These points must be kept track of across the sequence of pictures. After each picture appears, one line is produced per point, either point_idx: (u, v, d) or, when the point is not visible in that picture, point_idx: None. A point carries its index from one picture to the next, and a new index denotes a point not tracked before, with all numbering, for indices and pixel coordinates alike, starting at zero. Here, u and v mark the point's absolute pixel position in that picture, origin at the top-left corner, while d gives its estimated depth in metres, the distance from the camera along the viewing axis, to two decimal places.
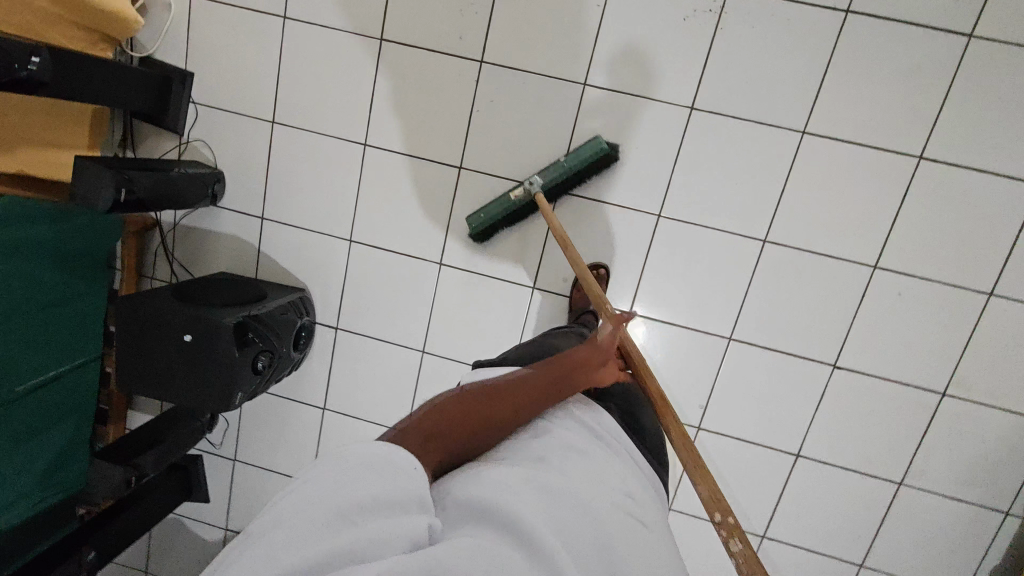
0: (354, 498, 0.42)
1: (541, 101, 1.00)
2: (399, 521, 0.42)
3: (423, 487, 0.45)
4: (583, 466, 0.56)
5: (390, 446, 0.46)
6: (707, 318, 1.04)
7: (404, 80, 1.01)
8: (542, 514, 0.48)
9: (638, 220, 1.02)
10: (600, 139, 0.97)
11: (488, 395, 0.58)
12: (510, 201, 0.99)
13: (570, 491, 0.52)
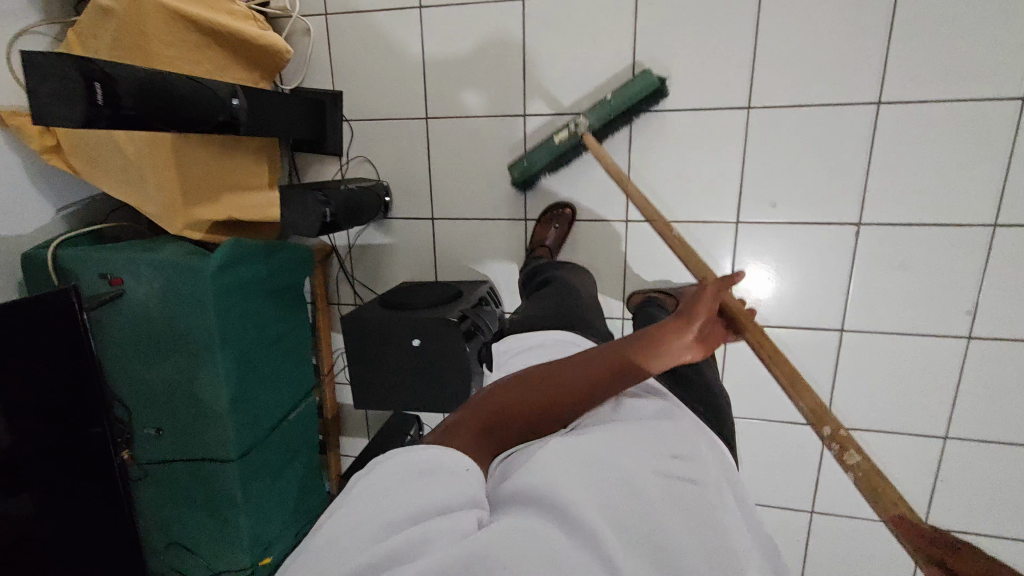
0: (405, 502, 0.42)
1: (713, 11, 0.88)
2: (452, 521, 0.41)
3: (473, 487, 0.45)
4: (632, 429, 0.53)
5: (433, 449, 0.46)
6: (959, 209, 0.88)
7: (551, 37, 0.95)
8: (585, 485, 0.45)
9: (854, 116, 0.88)
10: (649, 74, 0.89)
11: (540, 380, 0.56)
12: (555, 143, 0.94)
13: (615, 460, 0.48)
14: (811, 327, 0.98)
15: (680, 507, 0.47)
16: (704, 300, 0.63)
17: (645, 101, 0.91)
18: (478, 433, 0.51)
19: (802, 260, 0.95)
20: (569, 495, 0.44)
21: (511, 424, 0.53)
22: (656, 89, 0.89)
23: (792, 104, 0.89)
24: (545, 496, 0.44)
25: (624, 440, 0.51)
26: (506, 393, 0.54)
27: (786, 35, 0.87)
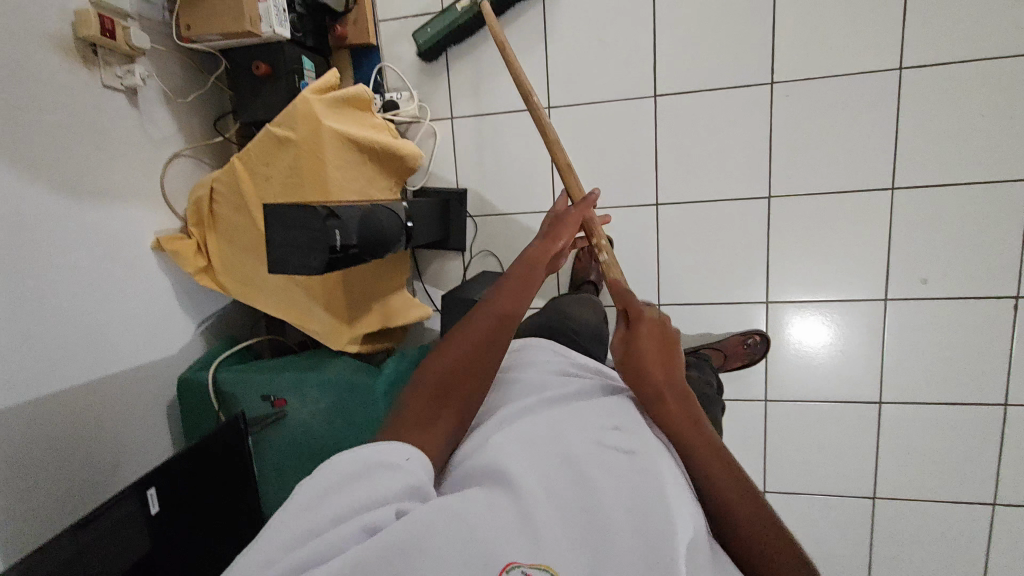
0: (332, 503, 0.41)
1: (852, 101, 0.90)
2: (373, 514, 0.40)
3: (410, 477, 0.44)
4: (575, 411, 0.54)
5: (375, 445, 0.45)
6: None
7: (684, 127, 0.96)
8: (520, 459, 0.47)
9: (1005, 192, 0.88)
10: None
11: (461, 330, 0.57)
12: (459, 12, 0.95)
13: (556, 436, 0.50)
14: (973, 401, 0.95)
15: (617, 473, 0.47)
16: (569, 218, 0.74)
17: None
18: (436, 400, 0.52)
19: (959, 333, 0.93)
20: (509, 467, 0.46)
21: (462, 390, 0.53)
22: None
23: (939, 182, 0.90)
24: (486, 471, 0.46)
25: (563, 420, 0.53)
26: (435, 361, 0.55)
27: (927, 119, 0.88)
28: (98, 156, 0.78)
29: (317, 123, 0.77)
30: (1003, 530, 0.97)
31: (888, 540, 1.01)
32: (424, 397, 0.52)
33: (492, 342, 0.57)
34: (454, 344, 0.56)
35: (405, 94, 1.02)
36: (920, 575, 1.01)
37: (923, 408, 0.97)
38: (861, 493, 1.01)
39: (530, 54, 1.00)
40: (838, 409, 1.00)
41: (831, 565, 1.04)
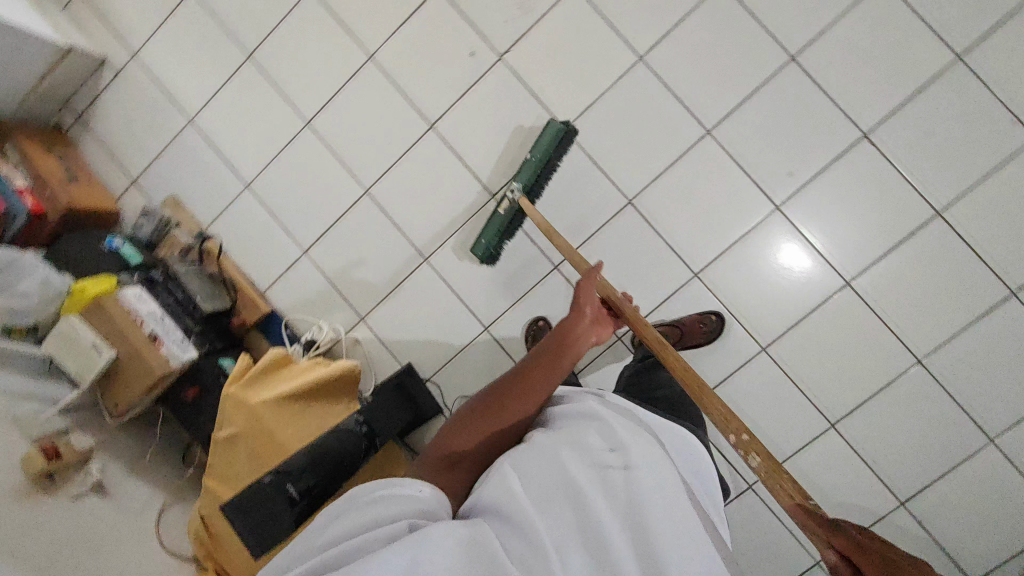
0: (360, 521, 0.54)
1: (629, 99, 1.04)
2: (390, 529, 0.53)
3: (422, 504, 0.56)
4: (578, 440, 0.62)
5: (397, 481, 0.57)
6: (923, 64, 0.96)
7: (531, 201, 1.08)
8: (531, 496, 0.56)
9: (785, 76, 1.00)
10: (554, 123, 1.00)
11: (496, 396, 0.68)
12: (500, 216, 1.03)
13: (560, 466, 0.58)
14: (912, 229, 0.98)
15: (610, 489, 0.57)
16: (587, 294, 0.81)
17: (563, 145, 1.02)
18: (451, 462, 0.63)
19: (852, 190, 1.00)
20: (521, 504, 0.55)
21: (479, 436, 0.65)
22: (563, 134, 1.00)
23: (736, 104, 1.01)
24: (501, 504, 0.56)
25: (567, 449, 0.60)
26: (468, 421, 0.66)
27: (689, 72, 1.02)
28: (99, 554, 0.85)
29: (247, 408, 0.87)
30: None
31: (955, 390, 0.99)
32: (441, 460, 0.63)
33: (513, 405, 0.67)
34: (482, 412, 0.66)
35: (316, 326, 1.15)
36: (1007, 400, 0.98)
37: (882, 263, 1.00)
38: (896, 366, 1.00)
39: (389, 234, 1.13)
40: (822, 312, 1.02)
41: (931, 447, 1.00)
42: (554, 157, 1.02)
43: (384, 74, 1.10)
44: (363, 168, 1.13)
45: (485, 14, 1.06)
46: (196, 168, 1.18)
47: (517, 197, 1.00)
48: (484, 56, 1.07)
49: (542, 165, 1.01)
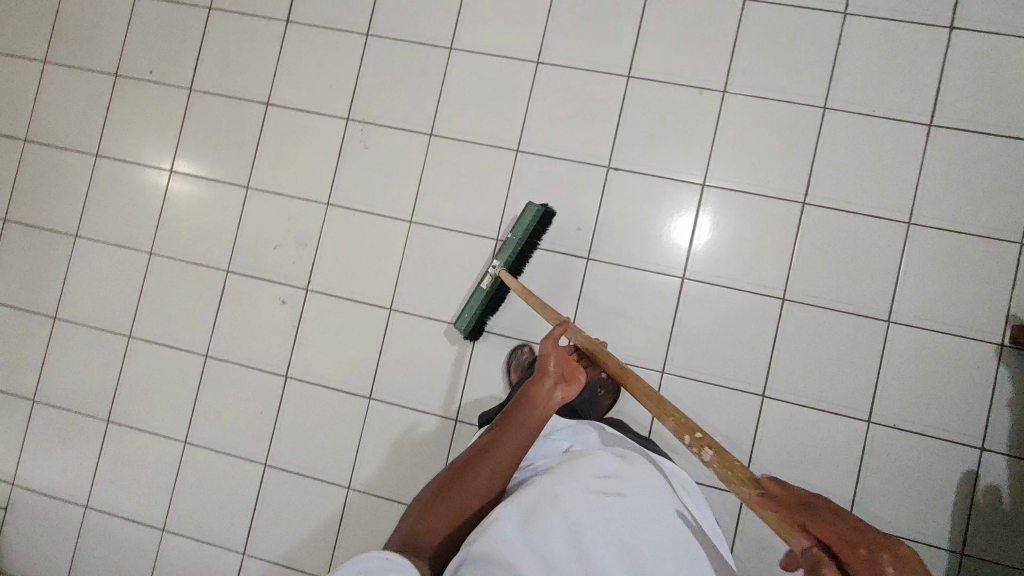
0: None
1: (424, 255, 1.15)
2: None
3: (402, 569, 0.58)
4: (576, 471, 0.72)
5: (376, 555, 0.59)
6: (612, 95, 1.11)
7: (403, 382, 1.14)
8: (540, 527, 0.65)
9: (524, 165, 1.13)
10: (531, 206, 1.06)
11: (469, 470, 0.73)
12: (482, 291, 1.07)
13: (564, 498, 0.68)
14: (695, 209, 1.08)
15: (606, 511, 0.68)
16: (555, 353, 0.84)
17: (540, 226, 1.08)
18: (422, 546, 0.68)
19: (634, 209, 1.10)
20: (528, 537, 0.65)
21: (446, 510, 0.71)
22: (540, 215, 1.06)
23: (503, 207, 1.13)
24: (510, 538, 0.64)
25: (570, 481, 0.71)
26: (439, 497, 0.71)
27: (454, 208, 1.14)
28: None
29: None
30: (835, 207, 1.05)
31: (828, 305, 1.04)
32: (411, 544, 0.68)
33: (482, 475, 0.73)
34: (453, 490, 0.72)
35: None
36: (871, 286, 1.03)
37: (694, 246, 1.08)
38: (769, 316, 1.05)
39: (307, 486, 1.15)
40: (684, 312, 1.08)
41: (847, 363, 1.03)
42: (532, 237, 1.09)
43: (225, 360, 1.18)
44: (252, 446, 1.17)
45: (275, 266, 1.18)
46: (117, 538, 1.19)
47: (499, 270, 1.05)
48: (294, 296, 1.17)
49: (520, 248, 1.07)
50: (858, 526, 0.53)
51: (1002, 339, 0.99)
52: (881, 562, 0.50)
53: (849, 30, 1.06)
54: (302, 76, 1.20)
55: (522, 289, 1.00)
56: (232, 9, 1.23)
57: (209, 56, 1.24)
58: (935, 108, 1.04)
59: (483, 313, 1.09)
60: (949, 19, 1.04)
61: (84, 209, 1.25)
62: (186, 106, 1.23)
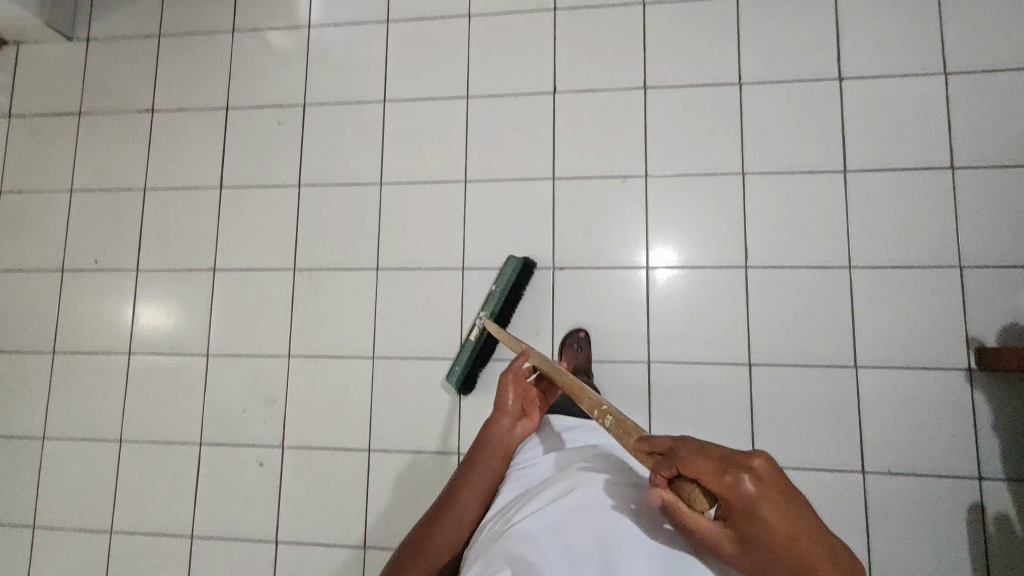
0: None
1: (392, 389, 1.15)
2: None
3: None
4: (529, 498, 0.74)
5: None
6: (541, 201, 1.15)
7: (393, 522, 1.11)
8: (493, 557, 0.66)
9: (471, 283, 1.16)
10: (514, 257, 1.10)
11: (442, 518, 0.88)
12: (472, 343, 1.08)
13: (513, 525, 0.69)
14: (646, 291, 1.11)
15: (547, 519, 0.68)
16: (508, 382, 0.94)
17: (524, 274, 1.11)
18: None
19: (586, 304, 1.11)
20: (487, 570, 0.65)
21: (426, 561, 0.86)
22: (522, 265, 1.10)
23: (461, 326, 1.15)
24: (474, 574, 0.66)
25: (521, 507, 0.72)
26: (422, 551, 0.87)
27: (413, 338, 1.16)
28: None
29: None
30: (776, 266, 1.07)
31: (794, 362, 1.05)
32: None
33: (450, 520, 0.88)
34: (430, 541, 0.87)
35: None
36: (831, 335, 1.04)
37: (651, 329, 1.09)
38: (741, 385, 1.06)
39: None
40: (656, 396, 1.07)
41: (827, 416, 1.03)
42: (516, 288, 1.11)
43: (211, 536, 1.16)
44: None
45: (247, 429, 1.18)
46: None
47: (483, 320, 1.07)
48: (270, 456, 1.16)
49: (506, 297, 1.09)
50: (722, 454, 0.55)
51: (969, 364, 1.00)
52: (741, 481, 0.53)
53: (747, 101, 1.12)
54: (242, 237, 1.24)
55: (501, 333, 1.02)
56: (164, 186, 1.28)
57: (149, 234, 1.27)
58: (845, 157, 1.08)
59: (473, 365, 1.09)
60: (836, 72, 1.10)
61: (48, 410, 1.24)
62: (134, 287, 1.26)
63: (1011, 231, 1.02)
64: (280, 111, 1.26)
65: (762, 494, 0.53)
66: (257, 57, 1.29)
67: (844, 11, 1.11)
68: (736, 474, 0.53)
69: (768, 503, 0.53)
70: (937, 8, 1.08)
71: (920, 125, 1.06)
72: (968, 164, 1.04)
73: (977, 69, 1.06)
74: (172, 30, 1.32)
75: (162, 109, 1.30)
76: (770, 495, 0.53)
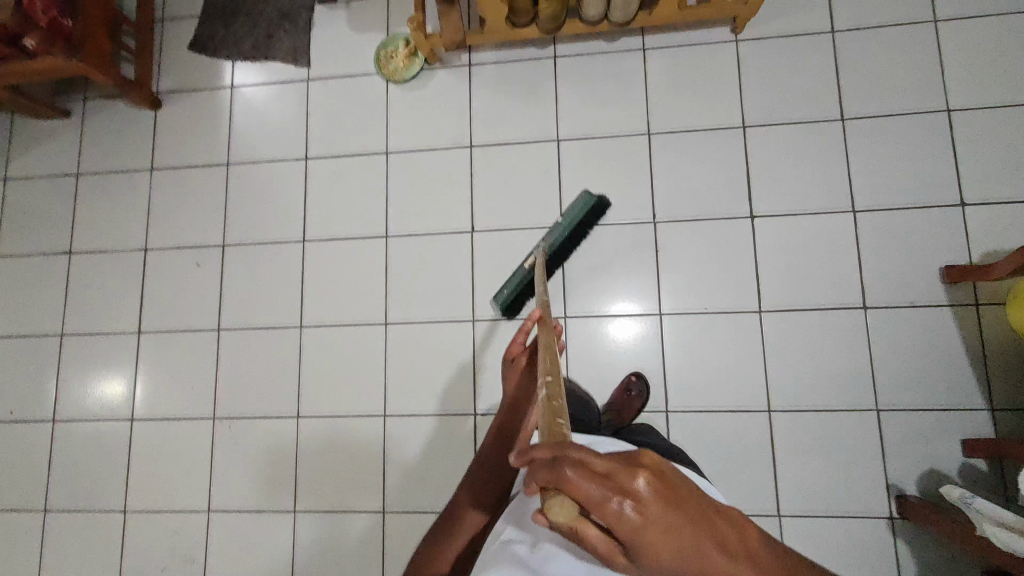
0: None
1: (315, 542, 1.12)
2: None
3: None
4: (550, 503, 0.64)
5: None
6: (462, 344, 1.15)
7: None
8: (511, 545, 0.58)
9: (394, 429, 1.14)
10: (586, 194, 1.08)
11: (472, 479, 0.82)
12: (523, 270, 1.07)
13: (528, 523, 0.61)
14: None
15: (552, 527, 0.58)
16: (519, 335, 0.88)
17: (591, 211, 1.09)
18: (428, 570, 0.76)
19: None
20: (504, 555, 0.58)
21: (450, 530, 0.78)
22: (592, 201, 1.08)
23: (386, 473, 1.13)
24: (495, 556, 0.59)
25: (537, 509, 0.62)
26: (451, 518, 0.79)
27: (336, 488, 1.14)
28: None
29: None
30: (695, 410, 1.06)
31: None
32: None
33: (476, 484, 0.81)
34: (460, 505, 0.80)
35: None
36: (752, 481, 1.03)
37: None
38: None
39: None
40: None
41: None
42: (584, 221, 1.10)
43: None
44: None
45: None
46: None
47: (540, 250, 1.04)
48: None
49: (568, 233, 1.07)
50: (608, 471, 0.36)
51: (891, 512, 0.99)
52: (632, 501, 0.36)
53: (662, 239, 1.12)
54: (164, 383, 1.22)
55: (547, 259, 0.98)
56: (84, 333, 1.26)
57: (68, 384, 1.24)
58: (760, 296, 1.08)
59: (522, 292, 1.09)
60: (747, 209, 1.10)
61: None
62: (52, 441, 1.23)
63: (926, 371, 1.01)
64: (200, 253, 1.26)
65: (670, 517, 0.37)
66: (176, 197, 1.28)
67: (752, 146, 1.11)
68: (630, 497, 0.36)
69: (682, 523, 0.37)
70: (842, 142, 1.09)
71: (832, 262, 1.06)
72: (881, 303, 1.04)
73: (885, 205, 1.06)
74: (91, 171, 1.32)
75: (81, 251, 1.29)
76: (679, 513, 0.37)
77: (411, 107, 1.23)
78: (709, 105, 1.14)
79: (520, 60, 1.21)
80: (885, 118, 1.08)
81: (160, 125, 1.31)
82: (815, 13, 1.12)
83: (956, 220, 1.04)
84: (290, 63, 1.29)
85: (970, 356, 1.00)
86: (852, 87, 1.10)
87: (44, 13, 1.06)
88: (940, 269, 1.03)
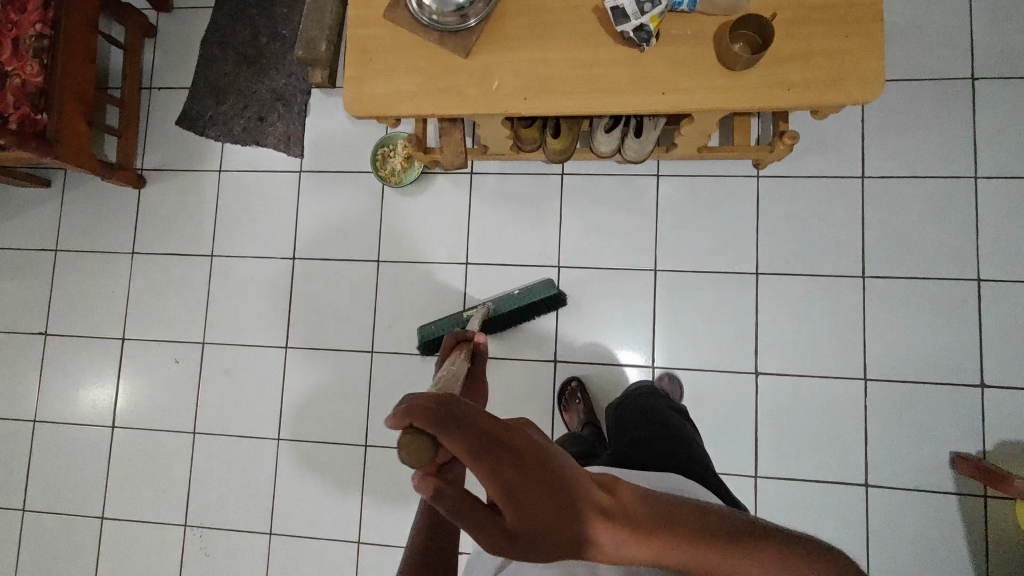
0: None
1: None
2: None
3: None
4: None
5: None
6: None
7: None
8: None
9: (369, 555, 1.12)
10: (551, 282, 1.09)
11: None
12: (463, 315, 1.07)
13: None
14: None
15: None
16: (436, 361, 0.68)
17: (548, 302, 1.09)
18: None
19: None
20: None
21: None
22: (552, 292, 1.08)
23: None
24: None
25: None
26: None
27: None
28: None
29: None
30: None
31: None
32: None
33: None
34: None
35: None
36: None
37: None
38: None
39: None
40: None
41: None
42: (536, 306, 1.09)
43: None
44: None
45: None
46: None
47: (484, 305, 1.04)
48: None
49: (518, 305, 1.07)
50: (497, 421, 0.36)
51: None
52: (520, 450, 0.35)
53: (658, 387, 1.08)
54: (136, 483, 1.18)
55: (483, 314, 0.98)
56: (57, 421, 1.22)
57: (37, 475, 1.21)
58: (753, 458, 1.04)
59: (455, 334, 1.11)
60: (751, 364, 1.06)
61: None
62: (19, 533, 1.20)
63: (921, 561, 0.97)
64: (179, 347, 1.21)
65: (560, 476, 0.36)
66: (159, 284, 1.23)
67: (762, 297, 1.07)
68: (523, 449, 0.35)
69: (571, 486, 0.37)
70: (858, 305, 1.04)
71: (833, 430, 1.03)
72: (879, 482, 1.00)
73: (896, 378, 1.02)
74: (69, 247, 1.26)
75: (56, 333, 1.24)
76: (571, 478, 0.37)
77: (408, 213, 1.17)
78: (722, 247, 1.09)
79: (526, 175, 1.14)
80: (905, 283, 1.03)
81: (143, 206, 1.25)
82: (843, 160, 1.06)
83: (970, 403, 1.00)
84: (282, 150, 1.21)
85: (971, 552, 0.96)
86: (874, 245, 1.05)
87: (16, 108, 0.98)
88: (950, 454, 0.99)
